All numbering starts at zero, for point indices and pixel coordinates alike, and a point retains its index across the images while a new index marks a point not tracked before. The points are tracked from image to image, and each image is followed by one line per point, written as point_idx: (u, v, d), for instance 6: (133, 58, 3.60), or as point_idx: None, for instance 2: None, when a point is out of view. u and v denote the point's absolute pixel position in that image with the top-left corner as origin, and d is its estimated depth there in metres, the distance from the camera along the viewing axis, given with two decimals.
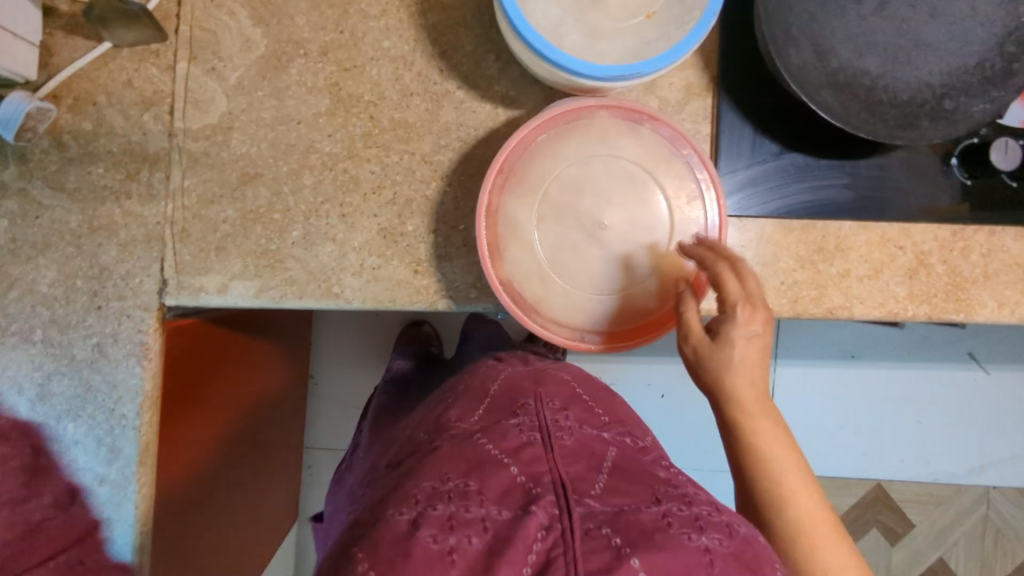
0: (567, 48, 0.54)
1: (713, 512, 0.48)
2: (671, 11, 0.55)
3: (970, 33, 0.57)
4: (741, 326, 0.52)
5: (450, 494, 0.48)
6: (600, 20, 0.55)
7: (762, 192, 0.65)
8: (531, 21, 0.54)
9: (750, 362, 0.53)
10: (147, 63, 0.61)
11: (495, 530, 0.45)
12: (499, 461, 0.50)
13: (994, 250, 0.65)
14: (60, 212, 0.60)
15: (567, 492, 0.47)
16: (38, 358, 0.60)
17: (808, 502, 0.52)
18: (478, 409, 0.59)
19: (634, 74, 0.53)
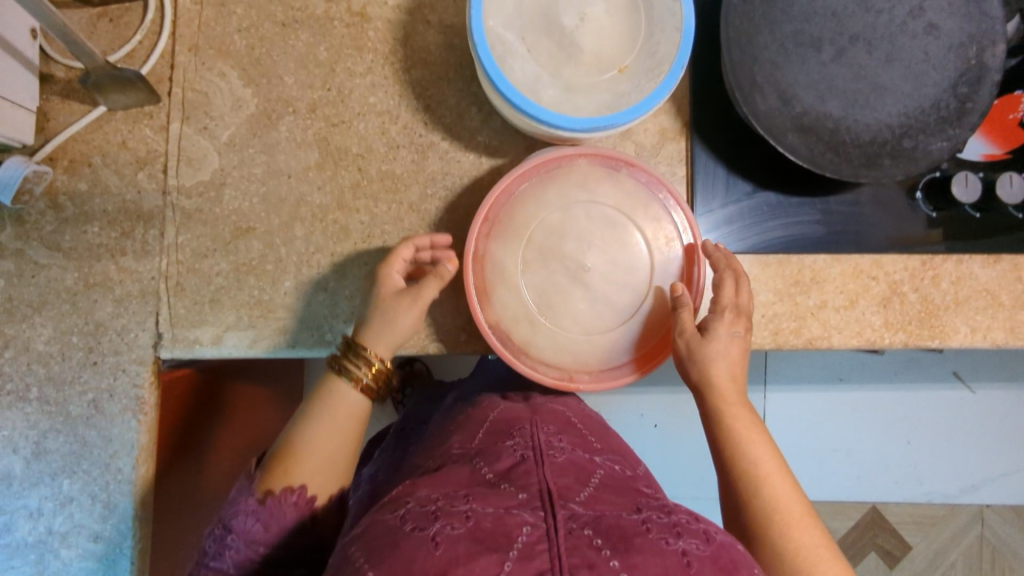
0: (545, 103, 0.57)
1: (692, 520, 0.50)
2: (642, 64, 0.58)
3: (924, 76, 0.61)
4: (726, 326, 0.59)
5: (440, 498, 0.49)
6: (575, 74, 0.57)
7: (739, 229, 0.67)
8: (510, 78, 0.56)
9: (731, 358, 0.59)
10: (141, 125, 0.63)
11: (478, 519, 0.45)
12: (493, 479, 0.51)
13: (963, 278, 0.68)
14: (56, 271, 0.61)
15: (552, 498, 0.48)
16: (34, 416, 0.61)
17: (788, 493, 0.55)
18: (477, 433, 0.60)
19: (613, 125, 0.57)
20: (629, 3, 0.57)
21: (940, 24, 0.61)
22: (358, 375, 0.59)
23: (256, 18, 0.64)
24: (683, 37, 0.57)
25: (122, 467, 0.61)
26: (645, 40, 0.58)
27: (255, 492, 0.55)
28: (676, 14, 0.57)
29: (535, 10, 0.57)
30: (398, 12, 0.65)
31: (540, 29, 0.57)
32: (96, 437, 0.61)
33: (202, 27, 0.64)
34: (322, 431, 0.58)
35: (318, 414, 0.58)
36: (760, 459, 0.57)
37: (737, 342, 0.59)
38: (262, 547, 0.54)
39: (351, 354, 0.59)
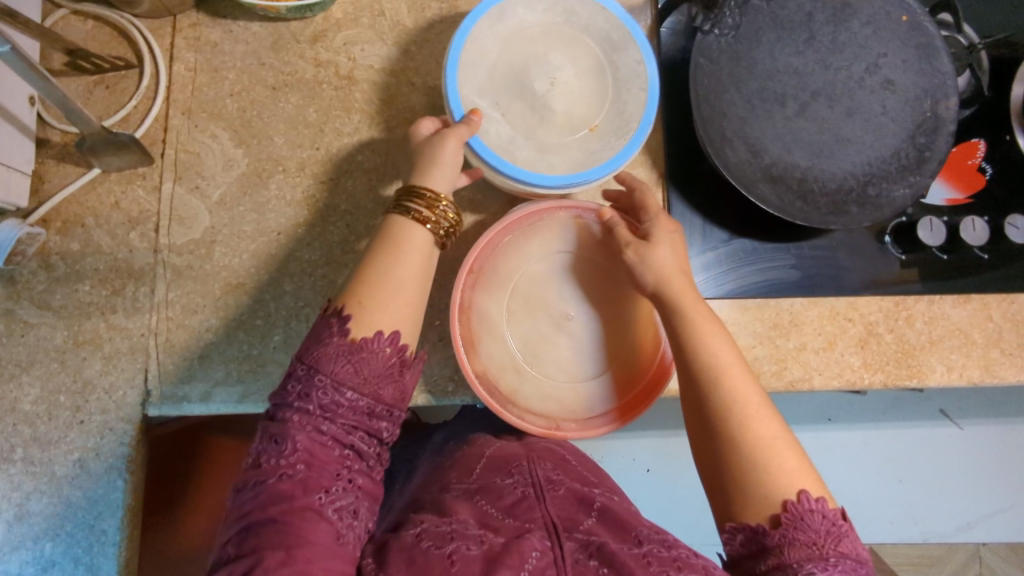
0: (521, 161, 0.60)
1: (692, 556, 0.50)
2: (611, 123, 0.62)
3: (883, 128, 0.65)
4: (668, 228, 0.59)
5: (454, 520, 0.51)
6: (548, 134, 0.62)
7: (717, 274, 0.69)
8: (486, 141, 0.60)
9: (681, 255, 0.58)
10: (134, 185, 0.65)
11: (491, 543, 0.48)
12: (498, 514, 0.52)
13: (936, 318, 0.70)
14: (45, 330, 0.62)
15: (558, 530, 0.50)
16: (17, 478, 0.60)
17: (746, 388, 0.53)
18: (475, 468, 0.61)
19: (587, 180, 0.59)
20: (594, 67, 0.63)
21: (895, 79, 0.65)
22: (418, 210, 0.54)
23: (248, 83, 0.67)
24: (649, 95, 0.61)
25: (107, 528, 0.60)
26: (612, 101, 0.63)
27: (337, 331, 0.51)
28: (641, 75, 0.62)
29: (509, 78, 0.62)
30: (384, 75, 0.68)
31: (514, 95, 0.62)
32: (80, 498, 0.60)
33: (195, 92, 0.66)
34: (395, 268, 0.53)
35: (383, 249, 0.53)
36: (721, 356, 0.54)
37: (680, 245, 0.59)
38: (351, 391, 0.50)
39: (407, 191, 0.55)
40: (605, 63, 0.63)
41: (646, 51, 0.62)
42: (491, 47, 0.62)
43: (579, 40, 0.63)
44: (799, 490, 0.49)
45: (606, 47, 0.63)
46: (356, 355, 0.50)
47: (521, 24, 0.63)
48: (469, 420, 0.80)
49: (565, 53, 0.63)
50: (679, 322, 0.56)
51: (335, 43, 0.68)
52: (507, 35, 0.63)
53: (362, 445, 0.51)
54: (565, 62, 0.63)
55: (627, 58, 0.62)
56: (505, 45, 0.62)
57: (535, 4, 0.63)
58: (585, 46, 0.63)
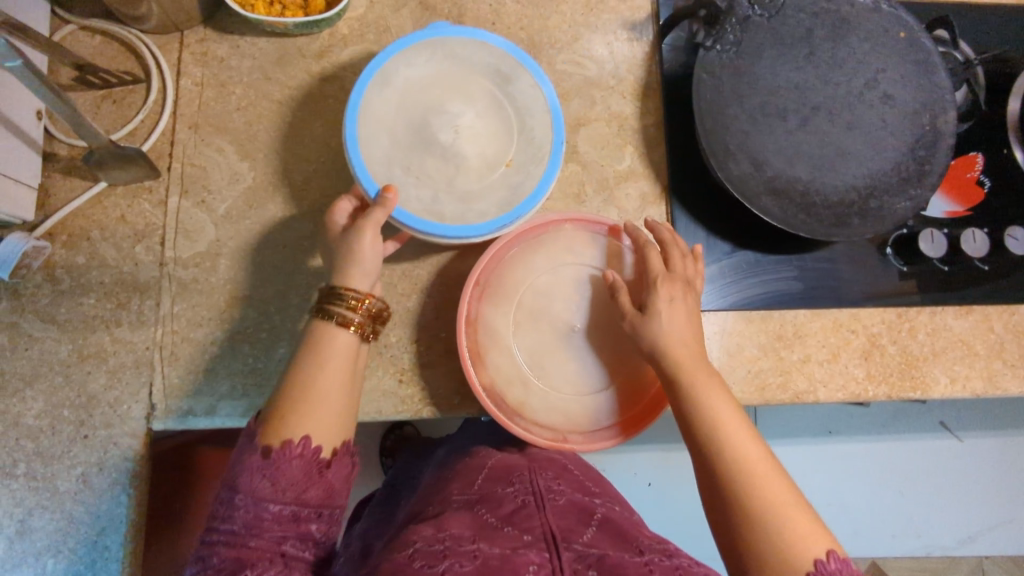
0: (448, 219, 0.60)
1: (693, 565, 0.51)
2: (522, 154, 0.64)
3: (883, 142, 0.65)
4: (663, 296, 0.57)
5: (447, 537, 0.50)
6: (467, 183, 0.62)
7: (720, 287, 0.70)
8: (411, 209, 0.59)
9: (680, 323, 0.57)
10: (140, 199, 0.65)
11: (485, 558, 0.47)
12: (497, 526, 0.52)
13: (938, 329, 0.70)
14: (50, 343, 0.62)
15: (556, 539, 0.50)
16: (19, 493, 0.59)
17: (750, 447, 0.52)
18: (477, 479, 0.60)
19: (517, 218, 0.61)
20: (491, 102, 0.64)
21: (894, 94, 0.66)
22: (342, 312, 0.54)
23: (254, 97, 0.67)
24: (553, 117, 0.63)
25: (110, 544, 0.60)
26: (519, 131, 0.64)
27: (256, 447, 0.50)
28: (539, 98, 0.64)
29: (412, 138, 0.62)
30: None
31: (422, 152, 0.62)
32: (83, 514, 0.60)
33: (201, 106, 0.67)
34: (318, 376, 0.52)
35: (307, 358, 0.53)
36: (722, 415, 0.53)
37: (679, 310, 0.57)
38: (272, 503, 0.48)
39: (327, 294, 0.54)
40: (501, 96, 0.64)
41: (536, 73, 0.64)
42: (387, 113, 0.62)
43: (470, 79, 0.64)
44: (827, 549, 0.47)
45: (497, 81, 0.64)
46: (269, 466, 0.49)
47: (408, 81, 0.63)
48: (472, 432, 0.80)
49: (460, 97, 0.64)
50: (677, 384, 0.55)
51: (342, 58, 0.69)
52: (399, 96, 0.63)
53: (295, 553, 0.48)
54: (462, 106, 0.64)
55: (521, 85, 0.64)
56: (398, 106, 0.62)
57: (416, 59, 0.63)
58: (477, 85, 0.64)
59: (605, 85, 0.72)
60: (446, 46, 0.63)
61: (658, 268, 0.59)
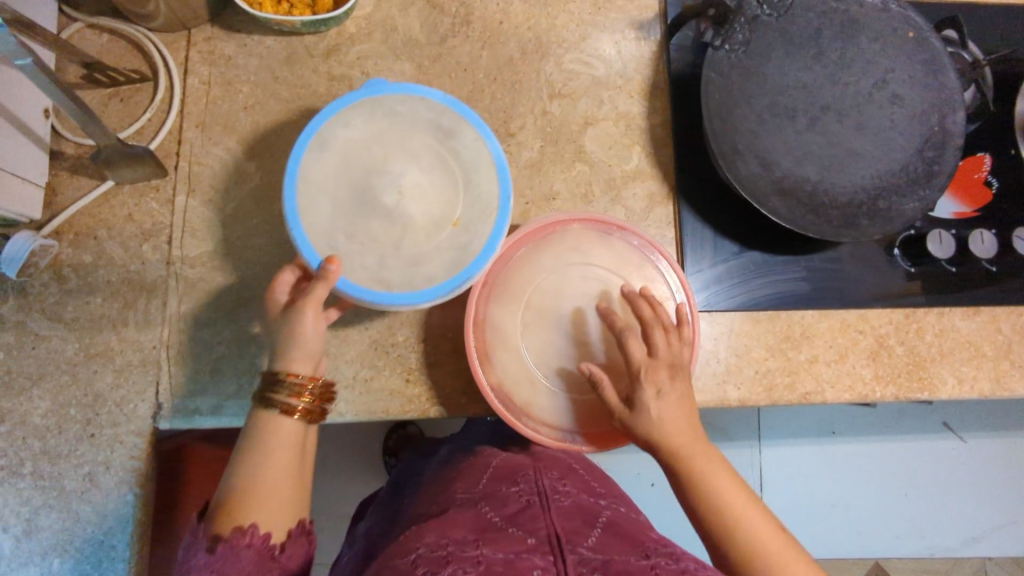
0: (396, 286, 0.55)
1: (700, 568, 0.51)
2: (470, 212, 0.58)
3: (892, 142, 0.65)
4: (648, 392, 0.54)
5: (450, 543, 0.49)
6: (415, 244, 0.56)
7: (727, 288, 0.69)
8: (356, 282, 0.55)
9: (672, 417, 0.54)
10: (147, 198, 0.64)
11: (489, 564, 0.47)
12: (500, 526, 0.52)
13: (946, 330, 0.70)
14: (57, 342, 0.61)
15: (559, 541, 0.50)
16: (27, 493, 0.59)
17: (761, 529, 0.52)
18: (481, 479, 0.60)
19: (468, 278, 0.56)
20: (434, 157, 0.58)
21: (903, 94, 0.66)
22: (285, 400, 0.51)
23: (262, 96, 0.67)
24: (498, 168, 0.58)
25: (116, 543, 0.60)
26: (465, 188, 0.58)
27: (202, 544, 0.47)
28: (484, 153, 0.58)
29: (353, 201, 0.56)
30: None
31: (363, 215, 0.56)
32: (90, 513, 0.60)
33: (209, 105, 0.66)
34: (265, 470, 0.50)
35: (253, 451, 0.50)
36: (730, 498, 0.53)
37: (670, 401, 0.54)
38: None
39: (267, 382, 0.51)
40: (444, 150, 0.58)
41: (480, 126, 0.59)
42: (325, 175, 0.56)
43: (410, 134, 0.58)
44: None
45: (438, 134, 0.58)
46: (219, 558, 0.46)
47: (347, 143, 0.57)
48: (477, 430, 0.79)
49: (400, 151, 0.57)
50: (683, 471, 0.54)
51: (349, 58, 0.69)
52: (337, 158, 0.57)
53: None
54: (403, 160, 0.57)
55: (465, 139, 0.58)
56: (337, 168, 0.57)
57: (353, 116, 0.58)
58: (418, 139, 0.58)
59: (613, 85, 0.71)
60: (385, 103, 0.58)
61: (641, 355, 0.56)
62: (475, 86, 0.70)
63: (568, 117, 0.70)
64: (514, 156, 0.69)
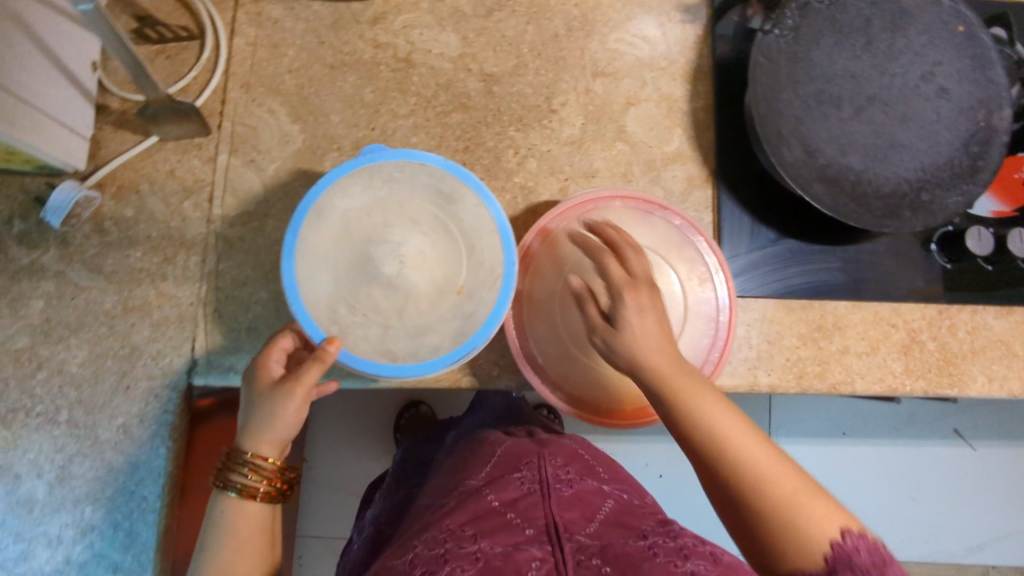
0: (401, 358, 0.55)
1: (697, 543, 0.51)
2: (473, 278, 0.57)
3: (937, 135, 0.65)
4: (628, 306, 0.51)
5: (448, 537, 0.50)
6: (419, 313, 0.55)
7: (763, 274, 0.69)
8: (356, 353, 0.55)
9: (652, 333, 0.51)
10: (190, 155, 0.64)
11: (487, 559, 0.48)
12: (498, 511, 0.53)
13: (978, 327, 0.70)
14: (96, 294, 0.62)
15: (557, 532, 0.50)
16: (61, 440, 0.60)
17: (751, 442, 0.48)
18: (485, 466, 0.61)
19: (472, 348, 0.55)
20: (435, 222, 0.57)
21: (951, 88, 0.66)
22: (244, 484, 0.52)
23: (307, 60, 0.67)
24: (502, 236, 0.58)
25: (148, 495, 0.60)
26: (468, 255, 0.57)
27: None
28: (485, 218, 0.58)
29: (355, 271, 0.55)
30: (442, 60, 0.69)
31: (365, 286, 0.55)
32: (122, 463, 0.60)
33: (254, 67, 0.66)
34: (232, 561, 0.51)
35: (219, 533, 0.52)
36: (715, 413, 0.49)
37: (651, 319, 0.51)
38: None
39: (229, 463, 0.52)
40: (445, 217, 0.58)
41: (481, 190, 0.58)
42: (325, 246, 0.56)
43: (410, 203, 0.58)
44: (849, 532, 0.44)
45: (439, 201, 0.58)
46: None
47: (347, 213, 0.57)
48: (479, 418, 0.79)
49: (401, 219, 0.57)
50: (666, 395, 0.50)
51: (394, 26, 0.68)
52: (336, 231, 0.56)
53: None
54: (404, 229, 0.56)
55: (467, 206, 0.58)
56: (337, 241, 0.56)
57: (350, 185, 0.57)
58: (419, 208, 0.58)
59: (657, 67, 0.71)
60: (383, 170, 0.58)
61: (618, 274, 0.53)
62: (519, 60, 0.70)
63: (611, 96, 0.70)
64: (555, 132, 0.69)
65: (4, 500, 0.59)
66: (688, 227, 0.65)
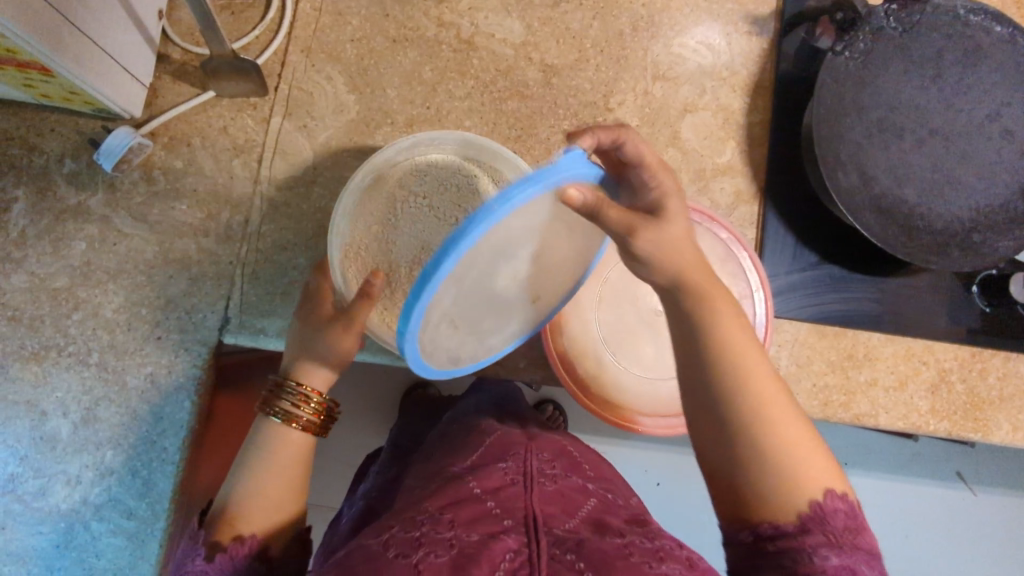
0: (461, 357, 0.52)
1: (675, 548, 0.47)
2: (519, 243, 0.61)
3: (995, 176, 0.64)
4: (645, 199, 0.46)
5: (425, 519, 0.45)
6: None
7: (801, 296, 0.69)
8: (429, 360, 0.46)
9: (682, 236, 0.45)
10: (244, 114, 0.64)
11: (462, 547, 0.42)
12: (477, 498, 0.47)
13: (1010, 374, 0.69)
14: (138, 242, 0.62)
15: (536, 523, 0.45)
16: (89, 382, 0.60)
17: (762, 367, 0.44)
18: (471, 454, 0.55)
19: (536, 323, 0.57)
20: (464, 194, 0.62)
21: (1015, 131, 0.65)
22: (289, 406, 0.52)
23: (370, 31, 0.67)
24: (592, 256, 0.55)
25: (168, 446, 0.61)
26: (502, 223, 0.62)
27: (201, 548, 0.48)
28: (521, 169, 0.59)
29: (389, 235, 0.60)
30: (504, 46, 0.68)
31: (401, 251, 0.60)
32: (146, 412, 0.61)
33: (317, 32, 0.66)
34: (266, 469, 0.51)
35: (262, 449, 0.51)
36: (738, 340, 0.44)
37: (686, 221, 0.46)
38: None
39: (275, 389, 0.53)
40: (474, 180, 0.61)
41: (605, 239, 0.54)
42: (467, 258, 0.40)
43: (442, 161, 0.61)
44: (825, 488, 0.42)
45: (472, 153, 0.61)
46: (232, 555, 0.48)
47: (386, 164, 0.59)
48: (481, 398, 0.71)
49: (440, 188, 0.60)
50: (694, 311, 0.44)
51: (460, 6, 0.68)
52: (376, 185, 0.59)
53: None
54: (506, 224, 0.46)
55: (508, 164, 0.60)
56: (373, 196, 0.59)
57: (434, 150, 0.61)
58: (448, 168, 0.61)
59: (718, 76, 0.70)
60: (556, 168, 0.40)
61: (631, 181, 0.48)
62: (581, 54, 0.69)
63: (668, 100, 0.70)
64: None
65: (28, 436, 0.59)
66: (733, 237, 0.65)
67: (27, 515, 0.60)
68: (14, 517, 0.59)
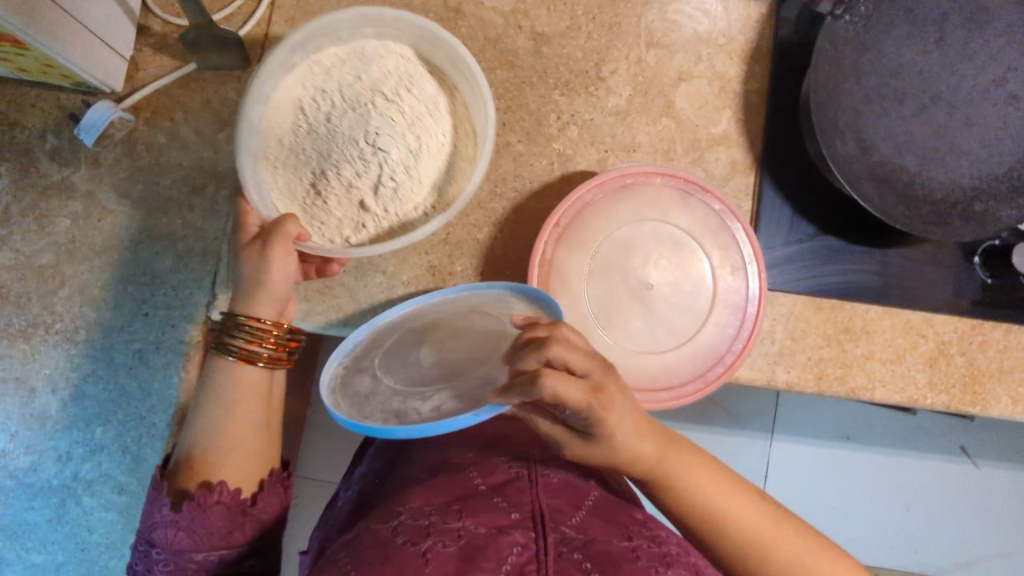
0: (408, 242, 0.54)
1: (682, 556, 0.47)
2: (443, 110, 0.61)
3: (999, 143, 0.62)
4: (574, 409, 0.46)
5: (433, 511, 0.46)
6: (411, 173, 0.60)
7: (798, 269, 0.68)
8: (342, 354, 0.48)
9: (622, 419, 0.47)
10: (228, 87, 0.62)
11: (470, 538, 0.43)
12: (485, 496, 0.49)
13: (1011, 347, 0.68)
14: (122, 219, 0.61)
15: (543, 518, 0.46)
16: (77, 359, 0.61)
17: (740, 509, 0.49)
18: (474, 446, 0.56)
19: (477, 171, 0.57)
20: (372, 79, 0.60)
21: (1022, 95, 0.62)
22: (243, 344, 0.52)
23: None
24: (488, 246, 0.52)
25: (155, 424, 0.63)
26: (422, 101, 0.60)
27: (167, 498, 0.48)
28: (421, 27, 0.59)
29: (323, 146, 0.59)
30: (493, 14, 0.66)
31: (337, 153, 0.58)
32: (134, 391, 0.63)
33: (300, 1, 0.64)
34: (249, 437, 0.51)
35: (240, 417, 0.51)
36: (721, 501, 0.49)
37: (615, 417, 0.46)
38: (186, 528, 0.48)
39: (227, 327, 0.52)
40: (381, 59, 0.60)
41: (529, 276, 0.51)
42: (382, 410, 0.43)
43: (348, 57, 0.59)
44: None
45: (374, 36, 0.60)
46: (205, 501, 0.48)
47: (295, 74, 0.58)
48: None
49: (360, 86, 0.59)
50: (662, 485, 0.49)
51: None
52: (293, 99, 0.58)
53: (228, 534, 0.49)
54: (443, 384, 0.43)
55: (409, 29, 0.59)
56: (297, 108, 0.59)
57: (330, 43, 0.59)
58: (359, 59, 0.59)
59: (714, 43, 0.68)
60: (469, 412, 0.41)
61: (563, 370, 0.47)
62: (573, 21, 0.67)
63: (662, 68, 0.68)
64: (601, 101, 0.67)
65: (19, 412, 0.61)
66: (728, 208, 0.64)
67: (21, 488, 0.64)
68: (9, 492, 0.64)
